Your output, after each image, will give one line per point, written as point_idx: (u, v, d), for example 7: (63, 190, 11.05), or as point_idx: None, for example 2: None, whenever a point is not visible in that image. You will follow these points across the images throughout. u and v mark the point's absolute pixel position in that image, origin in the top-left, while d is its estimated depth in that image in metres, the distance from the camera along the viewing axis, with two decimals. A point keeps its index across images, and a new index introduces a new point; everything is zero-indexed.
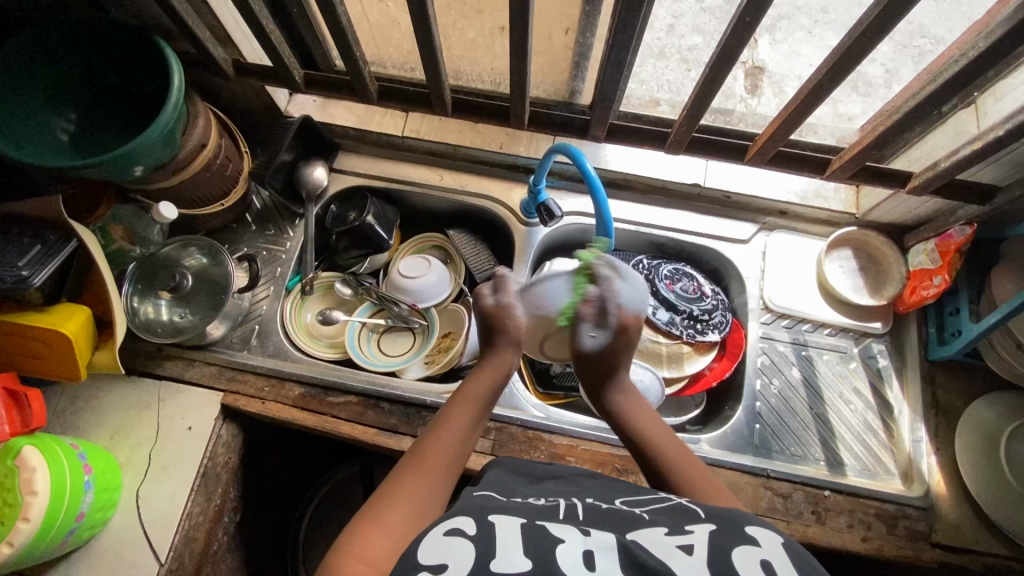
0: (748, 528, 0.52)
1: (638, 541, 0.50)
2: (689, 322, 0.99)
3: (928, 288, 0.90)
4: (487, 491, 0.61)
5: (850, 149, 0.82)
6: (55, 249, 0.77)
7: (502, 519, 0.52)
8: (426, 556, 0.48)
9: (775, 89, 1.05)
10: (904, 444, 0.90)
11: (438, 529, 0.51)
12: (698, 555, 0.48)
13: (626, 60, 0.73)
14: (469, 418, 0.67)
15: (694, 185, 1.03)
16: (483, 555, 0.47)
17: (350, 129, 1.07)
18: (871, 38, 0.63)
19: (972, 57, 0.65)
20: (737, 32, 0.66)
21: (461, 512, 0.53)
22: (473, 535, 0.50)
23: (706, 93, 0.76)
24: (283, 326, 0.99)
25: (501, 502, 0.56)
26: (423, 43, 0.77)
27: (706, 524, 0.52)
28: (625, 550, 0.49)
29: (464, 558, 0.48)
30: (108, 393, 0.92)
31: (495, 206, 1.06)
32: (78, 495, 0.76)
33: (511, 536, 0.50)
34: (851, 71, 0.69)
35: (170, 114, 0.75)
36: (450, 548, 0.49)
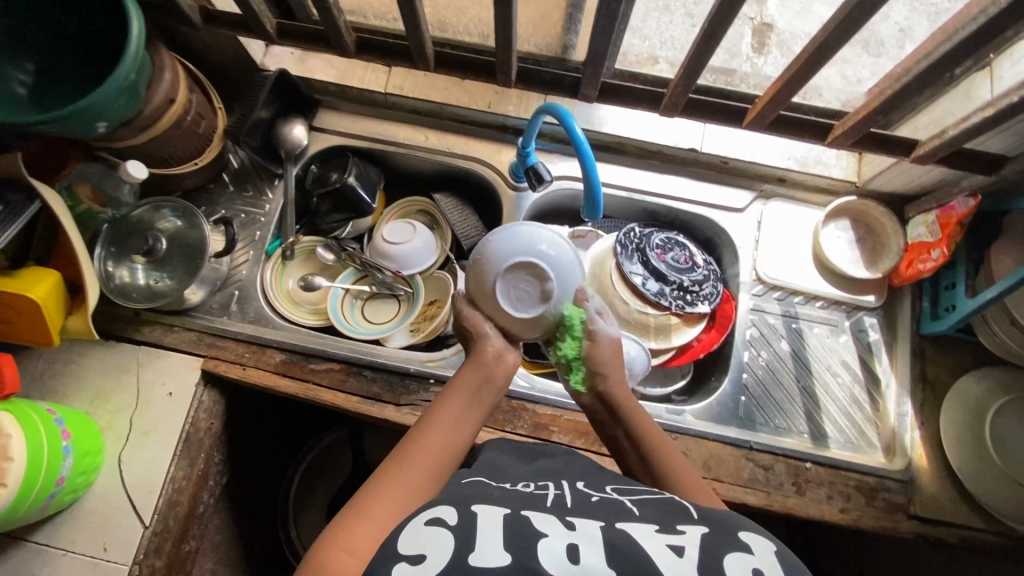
0: (742, 533, 0.51)
1: (628, 535, 0.50)
2: (679, 293, 0.95)
3: (925, 262, 0.88)
4: (476, 477, 0.60)
5: (854, 114, 0.77)
6: (19, 211, 0.73)
7: (484, 510, 0.51)
8: (405, 546, 0.47)
9: (783, 48, 0.99)
10: (889, 417, 0.90)
11: (420, 517, 0.51)
12: (687, 557, 0.48)
13: (620, 11, 0.67)
14: (461, 411, 0.65)
15: (691, 150, 0.99)
16: (462, 545, 0.47)
17: (329, 84, 1.02)
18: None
19: (992, 15, 0.60)
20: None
21: (444, 502, 0.53)
22: (453, 525, 0.49)
23: (703, 52, 0.71)
24: (264, 292, 0.97)
25: (487, 492, 0.56)
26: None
27: (699, 526, 0.52)
28: (610, 544, 0.48)
29: (444, 549, 0.47)
30: (87, 356, 0.90)
31: (483, 169, 1.02)
32: (57, 460, 0.76)
33: (491, 529, 0.49)
34: (860, 29, 0.64)
35: (130, 66, 0.70)
36: (430, 538, 0.48)
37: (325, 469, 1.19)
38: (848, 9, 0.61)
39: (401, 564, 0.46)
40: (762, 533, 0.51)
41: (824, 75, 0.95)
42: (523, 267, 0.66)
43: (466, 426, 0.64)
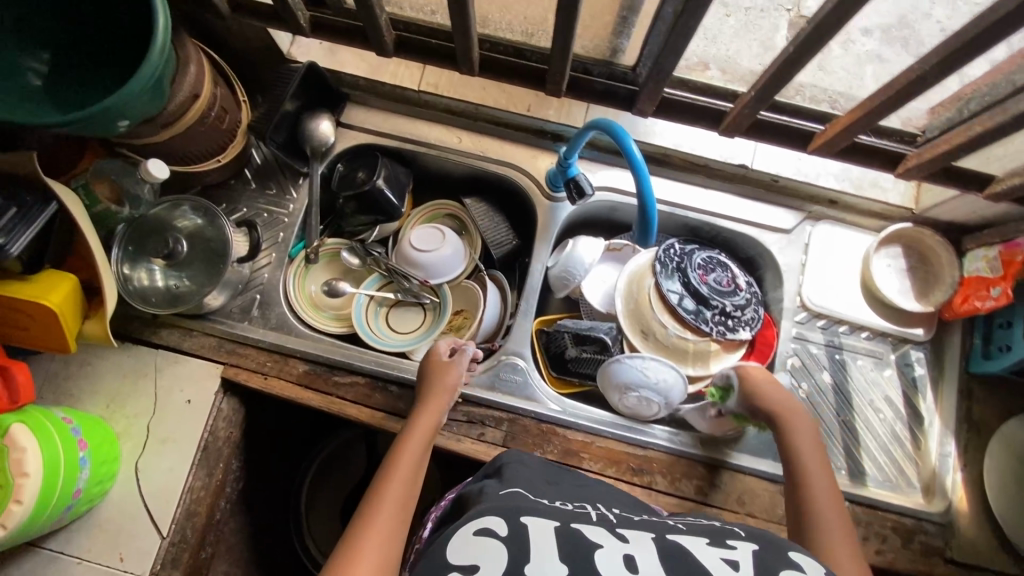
0: (792, 553, 0.54)
1: (681, 547, 0.54)
2: (720, 318, 0.91)
3: (984, 299, 0.84)
4: (512, 489, 0.62)
5: (930, 147, 0.71)
6: (33, 213, 0.68)
7: (533, 519, 0.53)
8: (456, 556, 0.50)
9: None
10: (931, 457, 0.87)
11: (468, 526, 0.53)
12: (742, 570, 0.51)
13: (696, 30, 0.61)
14: (412, 470, 0.69)
15: (740, 167, 0.95)
16: (518, 557, 0.49)
17: (360, 78, 0.97)
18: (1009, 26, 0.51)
19: None
20: (840, 7, 0.54)
21: (492, 511, 0.54)
22: (504, 536, 0.51)
23: (779, 79, 0.65)
24: (287, 297, 0.93)
25: (532, 502, 0.57)
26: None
27: (748, 542, 0.55)
28: (664, 555, 0.52)
29: (498, 559, 0.49)
30: (102, 358, 0.87)
31: (518, 175, 0.97)
32: (74, 471, 0.74)
33: (543, 540, 0.51)
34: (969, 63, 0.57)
35: (158, 61, 0.65)
36: (481, 546, 0.50)
37: (337, 471, 1.18)
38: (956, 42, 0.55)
39: None
40: (813, 556, 0.54)
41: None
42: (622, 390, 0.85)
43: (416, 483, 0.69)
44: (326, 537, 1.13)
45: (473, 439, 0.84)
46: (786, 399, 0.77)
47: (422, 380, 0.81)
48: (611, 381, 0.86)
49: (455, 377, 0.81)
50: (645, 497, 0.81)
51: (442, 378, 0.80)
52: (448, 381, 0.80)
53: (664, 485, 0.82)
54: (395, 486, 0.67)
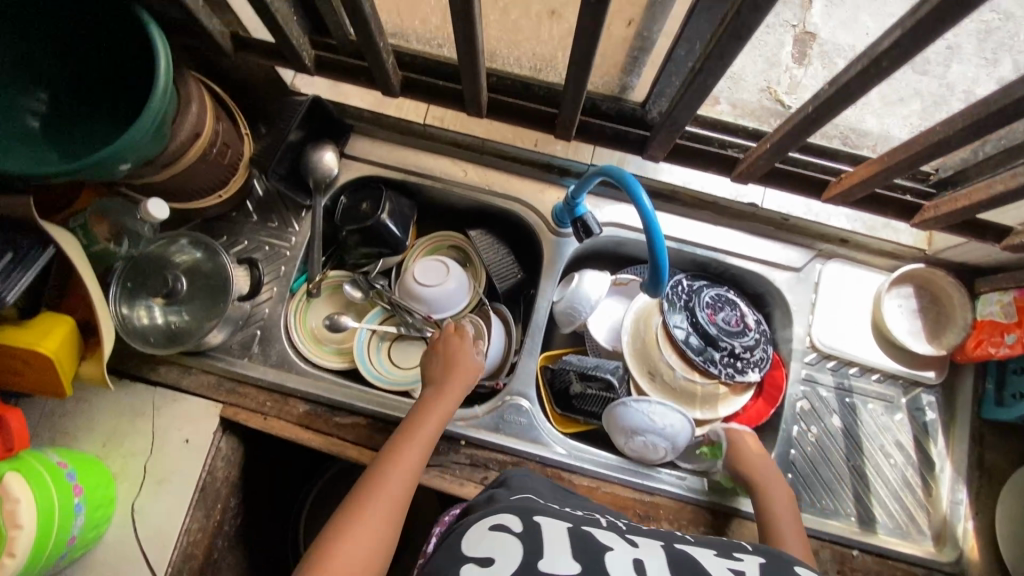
0: (791, 564, 0.58)
1: (688, 556, 0.58)
2: (729, 360, 0.89)
3: (997, 346, 0.83)
4: (523, 494, 0.68)
5: (949, 201, 0.70)
6: (29, 258, 0.67)
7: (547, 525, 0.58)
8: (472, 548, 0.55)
9: (824, 60, 0.95)
10: (942, 503, 0.86)
11: (484, 522, 0.59)
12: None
13: (712, 87, 0.59)
14: (415, 454, 0.72)
15: (751, 207, 0.93)
16: (532, 550, 0.54)
17: (364, 110, 0.95)
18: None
19: None
20: (860, 77, 0.51)
21: (505, 510, 0.60)
22: (518, 534, 0.56)
23: (794, 136, 0.63)
24: (288, 333, 0.91)
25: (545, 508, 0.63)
26: (457, 13, 0.61)
27: (754, 555, 0.59)
28: (671, 561, 0.56)
29: (513, 552, 0.54)
30: (99, 396, 0.85)
31: (524, 210, 0.95)
32: (69, 519, 0.72)
33: (558, 543, 0.55)
34: (994, 132, 0.54)
35: (161, 102, 0.63)
36: (497, 542, 0.55)
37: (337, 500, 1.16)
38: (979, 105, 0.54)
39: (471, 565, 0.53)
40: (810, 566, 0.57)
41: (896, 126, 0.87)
42: (627, 434, 0.84)
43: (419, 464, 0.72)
44: None
45: (477, 483, 0.82)
46: (768, 463, 0.79)
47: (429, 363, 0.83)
48: (618, 428, 0.84)
49: (470, 360, 0.83)
50: None
51: (459, 361, 0.82)
52: (466, 364, 0.82)
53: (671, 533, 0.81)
54: (393, 471, 0.69)
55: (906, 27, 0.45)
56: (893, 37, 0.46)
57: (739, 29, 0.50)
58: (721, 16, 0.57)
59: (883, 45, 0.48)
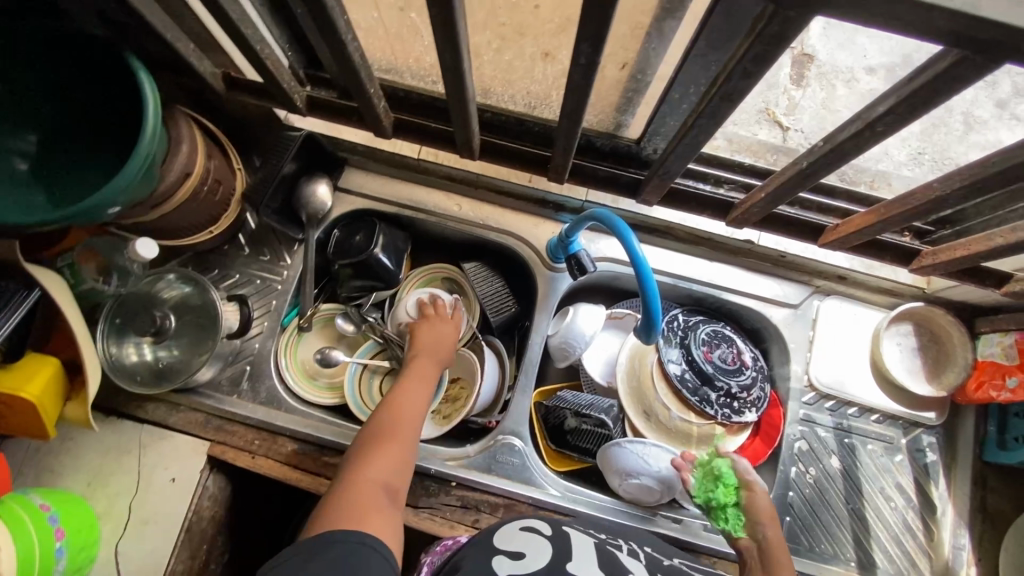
0: None
1: None
2: (726, 400, 0.88)
3: (998, 389, 0.82)
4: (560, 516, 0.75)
5: (946, 248, 0.68)
6: (15, 301, 0.66)
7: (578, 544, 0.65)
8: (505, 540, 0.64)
9: (823, 82, 0.93)
10: (944, 548, 0.84)
11: (517, 524, 0.69)
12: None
13: (704, 141, 0.59)
14: (424, 392, 0.79)
15: (746, 243, 0.91)
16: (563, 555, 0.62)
17: (358, 144, 0.94)
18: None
19: None
20: (854, 139, 0.50)
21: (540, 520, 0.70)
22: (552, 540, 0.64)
23: (790, 186, 0.62)
24: (277, 368, 0.90)
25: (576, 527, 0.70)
26: (449, 63, 0.61)
27: None
28: None
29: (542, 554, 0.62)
30: (86, 434, 0.84)
31: (518, 244, 0.95)
32: (49, 564, 0.70)
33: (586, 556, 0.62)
34: (991, 191, 0.53)
35: (148, 145, 0.63)
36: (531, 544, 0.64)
37: None
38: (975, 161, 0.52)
39: (503, 556, 0.60)
40: None
41: (895, 163, 0.86)
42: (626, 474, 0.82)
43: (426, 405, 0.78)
44: None
45: (468, 526, 0.81)
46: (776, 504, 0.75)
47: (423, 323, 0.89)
48: (614, 467, 0.82)
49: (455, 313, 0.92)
50: None
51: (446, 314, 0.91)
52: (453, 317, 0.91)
53: None
54: (405, 409, 0.76)
55: (901, 96, 0.44)
56: (888, 103, 0.45)
57: (729, 89, 0.49)
58: (713, 69, 0.56)
59: (877, 110, 0.47)
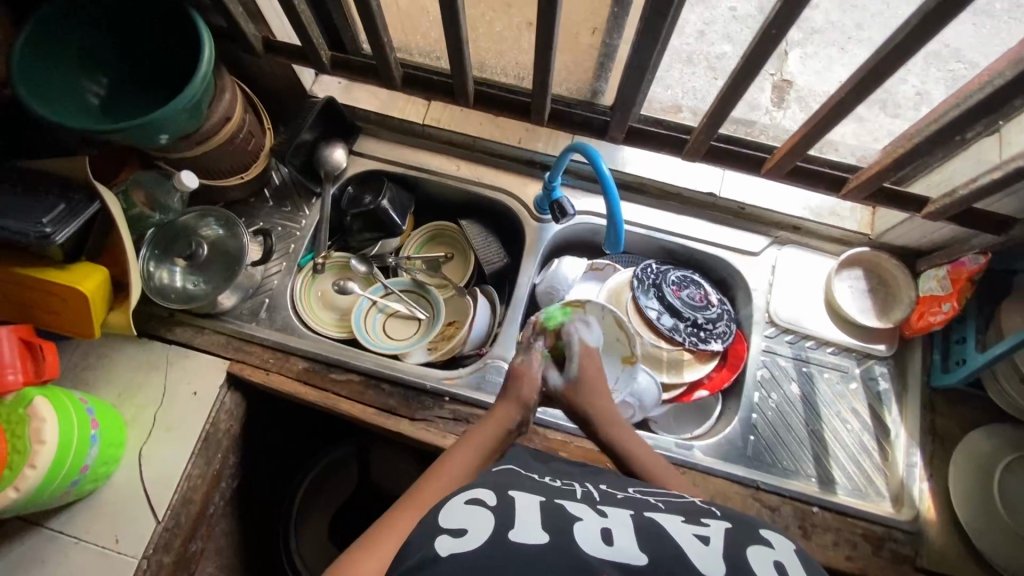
0: (762, 531, 0.55)
1: (657, 525, 0.53)
2: (693, 330, 0.98)
3: (935, 314, 0.90)
4: (506, 467, 0.66)
5: (867, 169, 0.79)
6: (80, 208, 0.78)
7: (522, 496, 0.56)
8: (447, 521, 0.52)
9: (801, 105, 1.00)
10: (898, 467, 0.91)
11: (460, 497, 0.55)
12: (713, 546, 0.51)
13: (650, 64, 0.72)
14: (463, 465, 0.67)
15: (709, 195, 1.03)
16: (502, 520, 0.51)
17: (371, 113, 1.08)
18: (894, 60, 0.61)
19: (997, 85, 0.62)
20: (760, 45, 0.65)
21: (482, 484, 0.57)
22: (492, 505, 0.54)
23: (725, 104, 0.74)
24: (292, 302, 1.01)
25: (523, 481, 0.61)
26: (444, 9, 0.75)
27: (723, 522, 0.56)
28: (642, 530, 0.52)
29: (484, 525, 0.51)
30: (120, 351, 0.94)
31: (509, 199, 1.07)
32: (84, 448, 0.79)
33: (530, 515, 0.52)
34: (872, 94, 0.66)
35: (199, 84, 0.76)
36: (470, 514, 0.52)
37: (333, 482, 1.24)
38: (863, 71, 0.64)
39: (443, 537, 0.50)
40: (781, 533, 0.55)
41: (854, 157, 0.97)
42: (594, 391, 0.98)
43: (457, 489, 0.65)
44: (312, 550, 1.18)
45: (458, 436, 0.89)
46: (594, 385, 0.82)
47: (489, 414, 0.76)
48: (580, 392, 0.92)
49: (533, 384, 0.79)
50: None
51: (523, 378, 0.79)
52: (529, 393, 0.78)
53: None
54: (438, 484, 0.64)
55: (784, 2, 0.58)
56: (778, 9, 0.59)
57: (660, 6, 0.63)
58: None
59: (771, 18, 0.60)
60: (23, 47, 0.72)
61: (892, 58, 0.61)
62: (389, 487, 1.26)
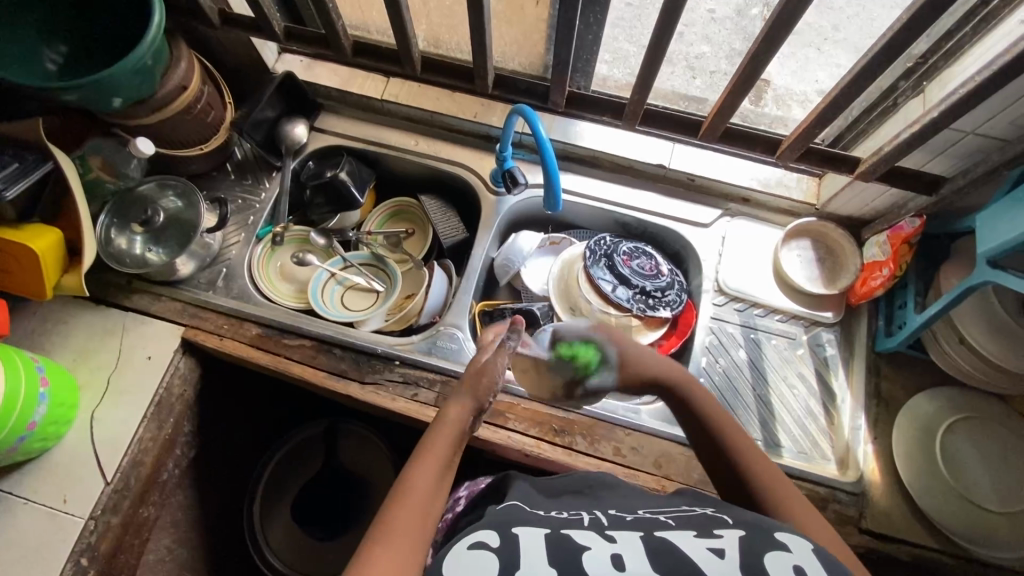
0: (778, 534, 0.52)
1: (669, 544, 0.51)
2: (642, 297, 1.00)
3: (877, 278, 0.92)
4: (510, 502, 0.59)
5: (797, 129, 0.82)
6: (33, 168, 0.80)
7: (526, 532, 0.51)
8: (451, 571, 0.47)
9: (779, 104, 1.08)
10: (844, 431, 0.91)
11: (462, 542, 0.50)
12: (729, 559, 0.48)
13: (575, 21, 0.75)
14: (430, 474, 0.60)
15: (660, 166, 1.04)
16: (508, 564, 0.47)
17: (332, 89, 1.10)
18: (795, 8, 0.64)
19: (895, 30, 0.65)
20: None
21: (484, 524, 0.52)
22: (496, 548, 0.49)
23: (654, 58, 0.78)
24: (250, 272, 1.02)
25: (530, 514, 0.55)
26: None
27: (734, 529, 0.53)
28: (656, 557, 0.49)
29: (490, 571, 0.47)
30: (77, 316, 0.95)
31: (466, 173, 1.09)
32: (32, 404, 0.80)
33: (534, 551, 0.48)
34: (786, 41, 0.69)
35: (147, 49, 0.78)
36: (474, 560, 0.48)
37: (298, 461, 1.23)
38: (772, 22, 0.67)
39: None
40: (800, 534, 0.52)
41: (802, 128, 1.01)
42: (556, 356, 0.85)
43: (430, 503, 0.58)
44: (274, 528, 1.18)
45: (407, 399, 0.90)
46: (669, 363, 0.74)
47: (442, 418, 0.68)
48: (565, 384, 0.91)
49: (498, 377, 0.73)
50: (565, 457, 0.86)
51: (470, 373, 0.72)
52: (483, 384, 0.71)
53: (585, 446, 0.87)
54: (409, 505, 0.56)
55: None
56: None
57: None
58: None
59: None
60: None
61: (794, 5, 0.64)
62: (353, 467, 1.26)
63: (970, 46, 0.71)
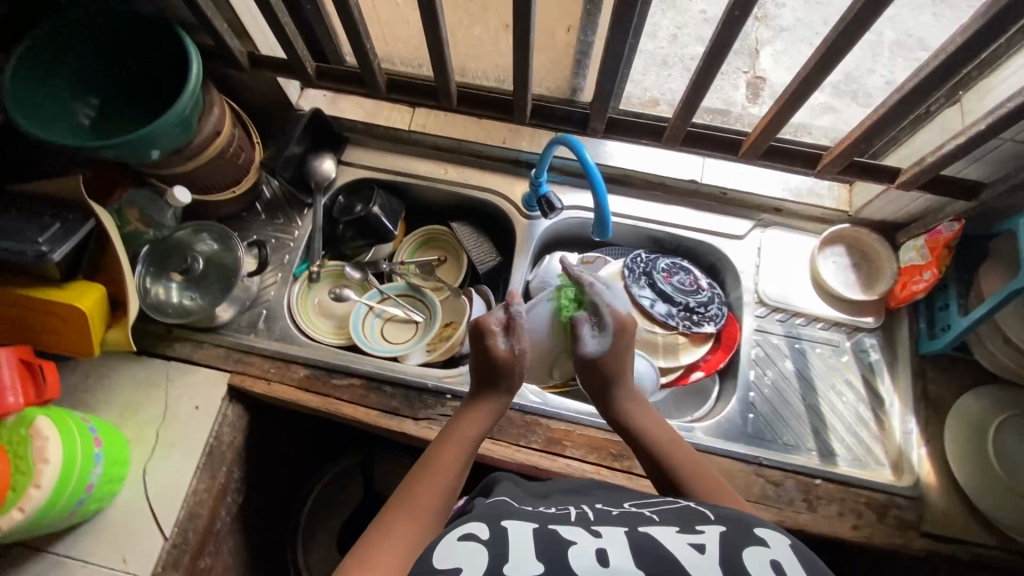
0: (757, 529, 0.53)
1: (654, 540, 0.51)
2: (686, 313, 1.01)
3: (917, 282, 0.92)
4: (498, 494, 0.59)
5: (839, 145, 0.83)
6: (75, 227, 0.79)
7: (514, 523, 0.52)
8: (440, 560, 0.48)
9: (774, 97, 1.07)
10: (895, 435, 0.92)
11: (452, 533, 0.51)
12: (709, 554, 0.49)
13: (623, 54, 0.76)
14: (454, 459, 0.66)
15: (692, 181, 1.05)
16: (496, 556, 0.48)
17: (358, 122, 1.10)
18: (852, 33, 0.65)
19: (947, 51, 0.66)
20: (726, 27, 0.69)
21: (474, 517, 0.53)
22: (485, 539, 0.50)
23: (699, 84, 0.79)
24: (290, 311, 1.02)
25: (514, 506, 0.56)
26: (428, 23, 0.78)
27: (716, 525, 0.53)
28: (637, 548, 0.50)
29: (478, 562, 0.48)
30: (120, 370, 0.94)
31: (498, 199, 1.09)
32: (89, 466, 0.79)
33: (521, 542, 0.49)
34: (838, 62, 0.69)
35: (187, 100, 0.77)
36: (463, 550, 0.49)
37: (339, 494, 1.23)
38: (826, 46, 0.68)
39: None
40: (777, 529, 0.53)
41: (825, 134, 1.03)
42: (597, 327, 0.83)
43: (451, 484, 0.64)
44: (321, 566, 1.16)
45: None
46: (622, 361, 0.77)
47: (469, 409, 0.73)
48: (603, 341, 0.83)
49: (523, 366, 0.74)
50: (626, 481, 0.86)
51: (501, 363, 0.72)
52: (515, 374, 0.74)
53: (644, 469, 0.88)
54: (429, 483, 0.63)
55: None
56: None
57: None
58: None
59: None
60: (14, 76, 0.75)
61: (850, 31, 0.65)
62: None
63: (1008, 57, 0.72)
